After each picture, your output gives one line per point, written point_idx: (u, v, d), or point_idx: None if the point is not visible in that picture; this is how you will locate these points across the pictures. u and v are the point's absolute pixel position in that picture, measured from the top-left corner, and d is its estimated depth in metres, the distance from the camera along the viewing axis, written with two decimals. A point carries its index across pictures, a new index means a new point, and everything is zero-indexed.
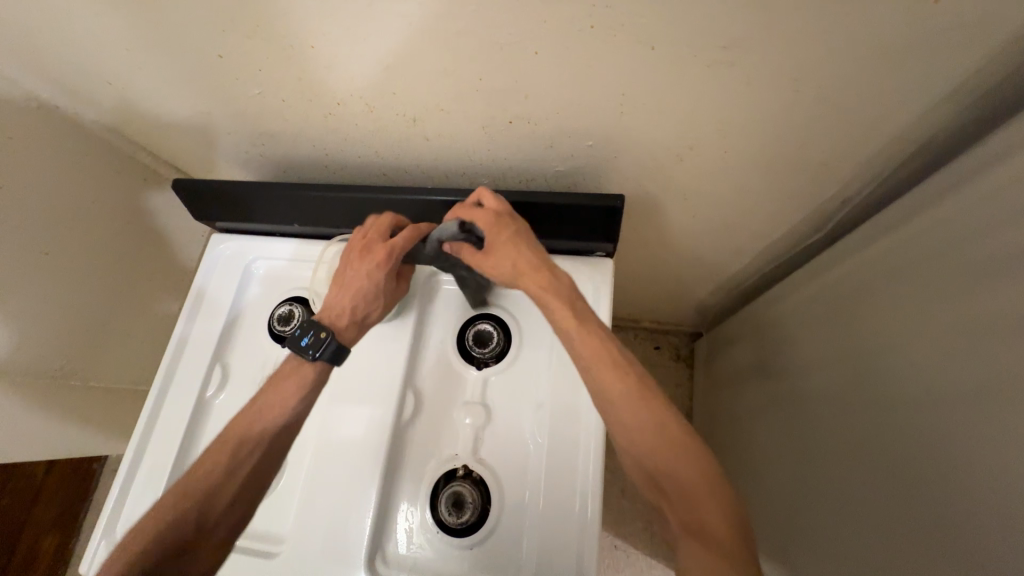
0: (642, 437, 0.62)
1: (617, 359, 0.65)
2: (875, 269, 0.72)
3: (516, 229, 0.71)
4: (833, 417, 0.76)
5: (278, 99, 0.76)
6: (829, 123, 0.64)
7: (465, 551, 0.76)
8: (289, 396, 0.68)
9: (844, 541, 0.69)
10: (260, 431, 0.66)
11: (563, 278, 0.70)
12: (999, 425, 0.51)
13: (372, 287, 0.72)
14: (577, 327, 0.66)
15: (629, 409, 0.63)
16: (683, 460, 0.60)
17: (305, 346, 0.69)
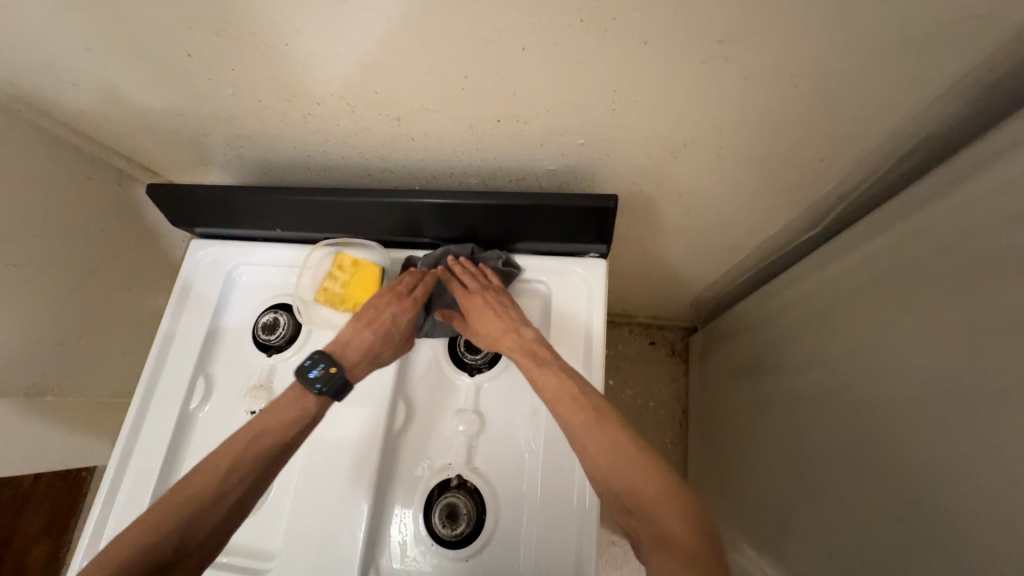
0: (605, 444, 0.51)
1: (584, 396, 0.54)
2: (868, 284, 0.60)
3: (501, 297, 0.64)
4: (825, 418, 0.66)
5: (226, 89, 0.58)
6: (831, 115, 0.51)
7: (460, 564, 0.59)
8: (286, 422, 0.57)
9: (841, 538, 0.60)
10: (230, 466, 0.54)
11: (539, 340, 0.61)
12: (997, 426, 0.42)
13: (390, 325, 0.62)
14: (538, 372, 0.57)
15: (591, 433, 0.52)
16: (660, 495, 0.47)
17: (309, 377, 0.58)
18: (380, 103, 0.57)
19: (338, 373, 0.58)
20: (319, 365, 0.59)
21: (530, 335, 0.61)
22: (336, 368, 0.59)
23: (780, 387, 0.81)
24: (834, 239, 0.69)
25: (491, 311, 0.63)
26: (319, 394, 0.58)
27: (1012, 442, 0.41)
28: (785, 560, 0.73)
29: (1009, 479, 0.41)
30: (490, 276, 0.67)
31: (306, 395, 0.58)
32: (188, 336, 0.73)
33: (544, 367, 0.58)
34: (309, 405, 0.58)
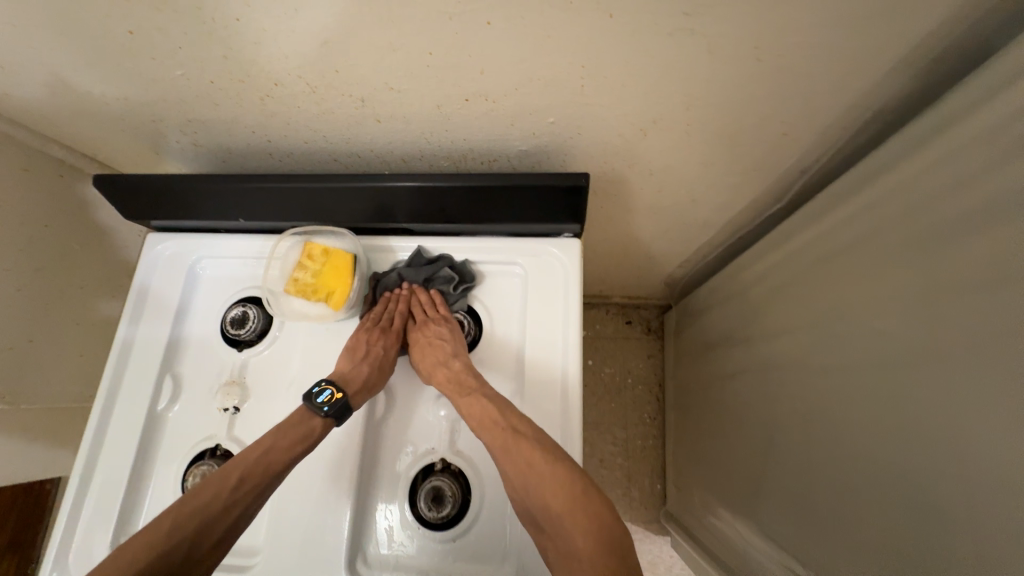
0: (517, 465, 0.54)
1: (502, 420, 0.57)
2: (830, 253, 0.63)
3: (440, 327, 0.66)
4: (796, 386, 0.70)
5: (174, 71, 0.55)
6: (794, 89, 0.52)
7: (447, 545, 0.60)
8: (296, 438, 0.58)
9: (814, 496, 0.64)
10: (239, 479, 0.54)
11: (468, 369, 0.62)
12: (948, 382, 0.45)
13: (383, 352, 0.65)
14: (461, 403, 0.59)
15: (508, 455, 0.54)
16: (564, 508, 0.50)
17: (318, 402, 0.59)
18: (342, 83, 0.54)
19: (346, 398, 0.60)
20: (326, 390, 0.60)
21: (458, 366, 0.62)
22: (342, 394, 0.60)
23: (750, 356, 0.85)
24: (797, 212, 0.72)
25: (429, 344, 0.65)
26: (326, 417, 0.59)
27: (964, 394, 0.44)
28: (760, 516, 0.78)
29: (964, 429, 0.44)
30: (438, 305, 0.68)
31: (311, 418, 0.59)
32: (152, 336, 0.70)
33: (467, 394, 0.59)
34: (314, 427, 0.59)
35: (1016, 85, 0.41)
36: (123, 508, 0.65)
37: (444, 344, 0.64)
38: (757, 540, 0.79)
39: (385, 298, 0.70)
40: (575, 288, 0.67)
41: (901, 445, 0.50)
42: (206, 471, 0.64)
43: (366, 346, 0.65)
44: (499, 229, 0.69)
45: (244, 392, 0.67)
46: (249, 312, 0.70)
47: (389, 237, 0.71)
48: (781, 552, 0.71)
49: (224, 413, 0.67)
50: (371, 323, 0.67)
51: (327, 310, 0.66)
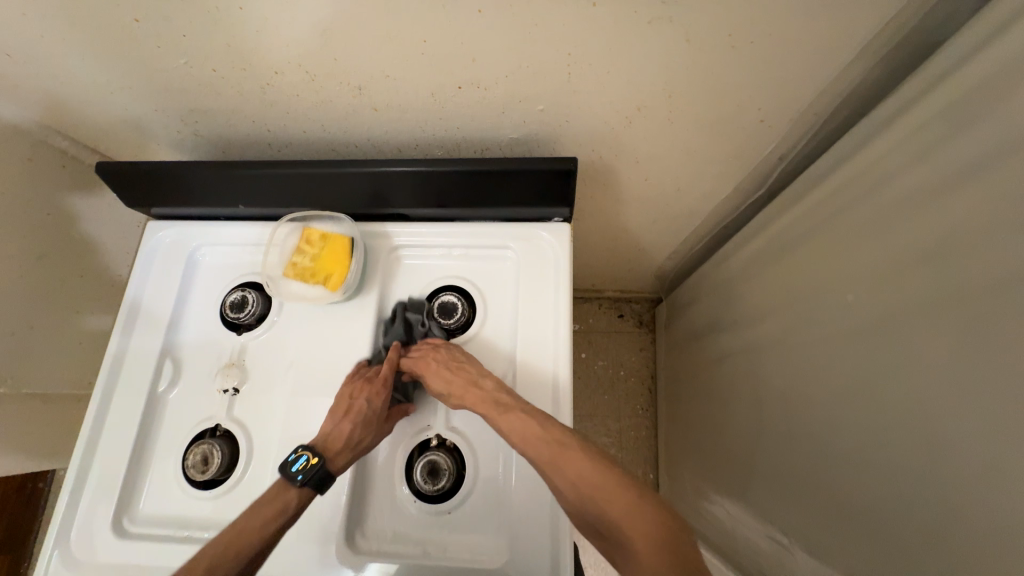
0: (564, 476, 0.51)
1: (543, 433, 0.54)
2: (805, 236, 0.66)
3: (452, 353, 0.64)
4: (779, 365, 0.73)
5: (177, 59, 0.57)
6: (769, 76, 0.56)
7: (443, 518, 0.61)
8: (268, 518, 0.54)
9: (799, 471, 0.66)
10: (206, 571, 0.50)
11: (501, 388, 0.60)
12: (913, 347, 0.48)
13: (367, 407, 0.61)
14: (500, 422, 0.56)
15: (555, 467, 0.52)
16: (620, 512, 0.46)
17: (292, 471, 0.56)
18: (340, 71, 0.57)
19: (321, 463, 0.57)
20: (302, 456, 0.57)
21: (490, 385, 0.60)
22: (317, 459, 0.57)
23: (736, 341, 0.88)
24: (775, 200, 0.75)
25: (448, 370, 0.62)
26: (300, 487, 0.56)
27: (926, 357, 0.47)
28: (748, 494, 0.80)
29: (928, 390, 0.47)
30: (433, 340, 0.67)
31: (287, 488, 0.56)
32: (152, 321, 0.72)
33: (504, 410, 0.57)
34: (290, 499, 0.56)
35: (967, 67, 0.44)
36: (124, 487, 0.66)
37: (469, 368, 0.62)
38: (745, 517, 0.81)
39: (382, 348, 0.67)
40: (565, 280, 0.69)
41: (872, 410, 0.53)
42: (206, 450, 0.65)
43: (351, 402, 0.62)
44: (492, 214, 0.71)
45: (243, 374, 0.69)
46: (247, 296, 0.71)
47: (386, 223, 0.73)
48: (768, 526, 0.73)
49: (224, 395, 0.68)
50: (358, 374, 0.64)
51: (324, 292, 0.68)
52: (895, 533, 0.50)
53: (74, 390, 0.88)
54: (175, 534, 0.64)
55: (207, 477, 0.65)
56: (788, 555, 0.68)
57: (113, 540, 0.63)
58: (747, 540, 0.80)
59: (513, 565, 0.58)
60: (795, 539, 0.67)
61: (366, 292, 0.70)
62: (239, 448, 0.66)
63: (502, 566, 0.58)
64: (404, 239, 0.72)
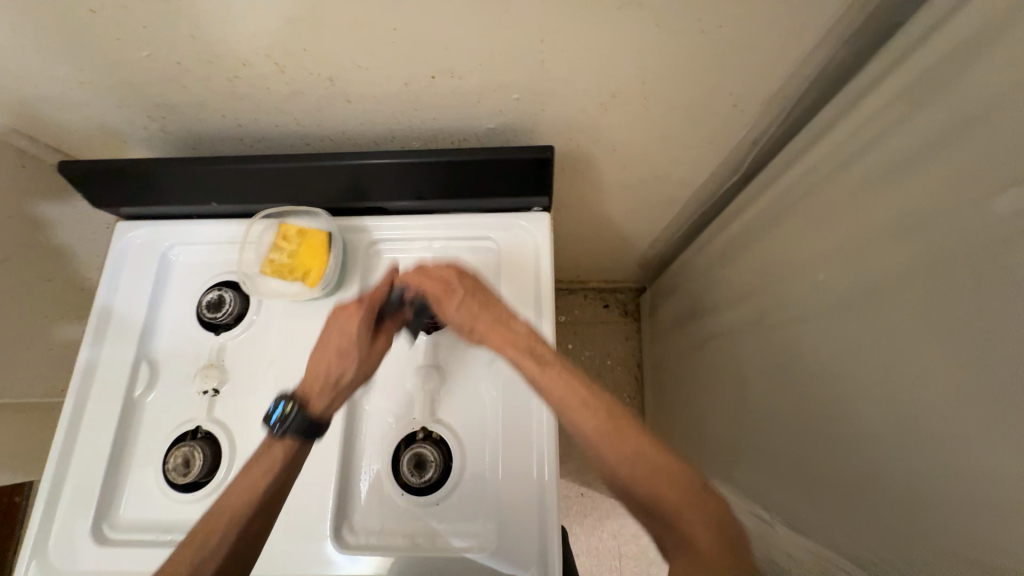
0: (621, 453, 0.50)
1: (592, 403, 0.52)
2: (778, 220, 0.68)
3: (478, 292, 0.59)
4: (758, 346, 0.74)
5: (139, 51, 0.55)
6: (737, 60, 0.57)
7: (431, 509, 0.62)
8: (257, 478, 0.55)
9: (776, 447, 0.68)
10: (205, 537, 0.52)
11: (534, 336, 0.57)
12: (879, 321, 0.50)
13: (343, 342, 0.60)
14: (540, 378, 0.54)
15: (607, 440, 0.51)
16: (687, 506, 0.48)
17: (270, 423, 0.57)
18: (311, 62, 0.56)
19: (297, 411, 0.57)
20: (281, 406, 0.58)
21: (524, 332, 0.57)
22: (292, 407, 0.57)
23: (717, 325, 0.90)
24: (750, 185, 0.76)
25: (470, 313, 0.58)
26: (283, 437, 0.57)
27: (891, 329, 0.49)
28: (732, 473, 0.83)
29: (893, 362, 0.48)
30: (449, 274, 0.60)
31: (273, 441, 0.57)
32: (125, 325, 0.70)
33: (546, 368, 0.54)
34: (277, 454, 0.57)
35: (921, 49, 0.46)
36: (103, 494, 0.64)
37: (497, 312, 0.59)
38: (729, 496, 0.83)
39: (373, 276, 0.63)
40: (547, 266, 0.69)
41: (844, 385, 0.55)
42: (187, 453, 0.64)
43: (329, 339, 0.60)
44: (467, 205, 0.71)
45: (223, 375, 0.68)
46: (224, 295, 0.70)
47: (364, 217, 0.72)
48: (750, 502, 0.76)
49: (204, 396, 0.67)
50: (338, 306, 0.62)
51: (303, 288, 0.67)
52: (867, 500, 0.52)
53: (46, 398, 0.85)
54: (158, 539, 0.62)
55: (189, 479, 0.64)
56: (769, 529, 0.70)
57: (93, 547, 0.62)
58: None
59: (501, 552, 0.59)
60: (775, 513, 0.69)
61: (346, 286, 0.69)
62: (221, 450, 0.65)
63: (491, 554, 0.59)
64: (383, 232, 0.71)
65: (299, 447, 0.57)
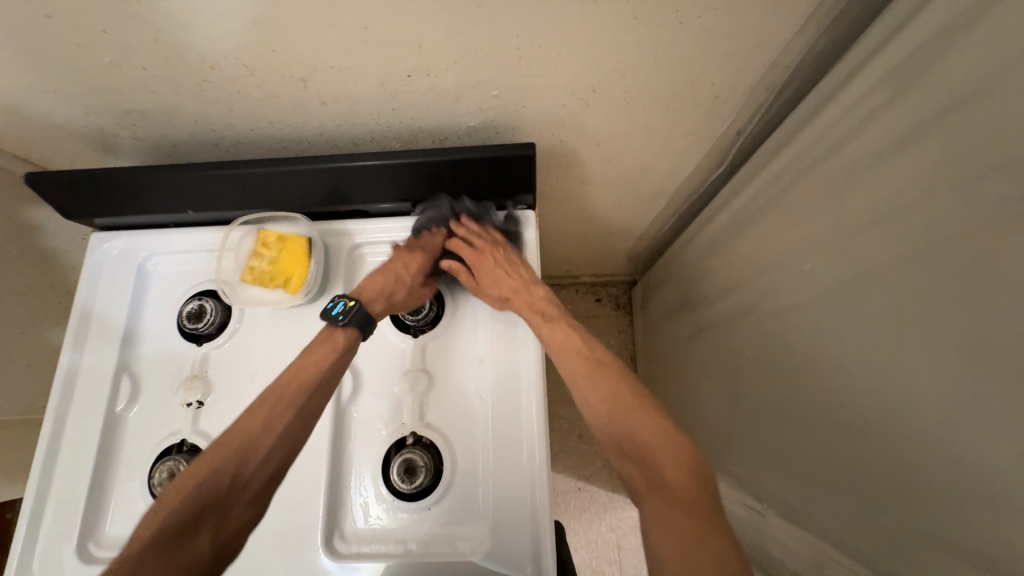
0: (607, 399, 0.59)
1: (586, 351, 0.63)
2: (763, 211, 0.68)
3: (512, 257, 0.69)
4: (747, 337, 0.75)
5: (101, 57, 0.53)
6: (717, 50, 0.56)
7: (423, 513, 0.61)
8: (314, 363, 0.59)
9: (768, 438, 0.69)
10: (271, 403, 0.57)
11: (549, 300, 0.67)
12: (865, 312, 0.50)
13: (401, 268, 0.68)
14: (548, 331, 0.64)
15: (595, 383, 0.60)
16: (655, 443, 0.54)
17: (333, 314, 0.62)
18: (283, 64, 0.54)
19: (359, 306, 0.62)
20: (341, 303, 0.62)
21: (539, 294, 0.67)
22: (354, 302, 0.62)
23: (706, 317, 0.90)
24: (735, 176, 0.76)
25: (502, 271, 0.67)
26: (344, 327, 0.61)
27: (877, 320, 0.49)
28: (723, 463, 0.84)
29: (879, 353, 0.48)
30: (496, 235, 0.71)
31: (334, 332, 0.61)
32: (104, 338, 0.68)
33: (554, 323, 0.64)
34: (336, 341, 0.61)
35: (900, 35, 0.45)
36: (87, 512, 0.63)
37: (521, 274, 0.68)
38: (722, 486, 0.84)
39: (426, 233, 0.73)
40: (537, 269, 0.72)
41: (832, 376, 0.55)
42: (172, 467, 0.63)
43: (390, 265, 0.68)
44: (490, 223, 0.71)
45: (207, 386, 0.67)
46: (205, 305, 0.69)
47: (346, 220, 0.71)
48: (742, 491, 0.76)
49: (188, 409, 0.66)
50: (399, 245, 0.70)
51: (285, 295, 0.66)
52: (859, 489, 0.52)
53: (27, 415, 0.84)
54: None
55: None
56: (761, 518, 0.70)
57: (79, 567, 0.61)
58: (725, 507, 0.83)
59: (493, 555, 0.58)
60: (767, 503, 0.69)
61: (330, 292, 0.68)
62: None
63: (483, 558, 0.58)
64: (366, 235, 0.70)
65: (352, 343, 0.62)
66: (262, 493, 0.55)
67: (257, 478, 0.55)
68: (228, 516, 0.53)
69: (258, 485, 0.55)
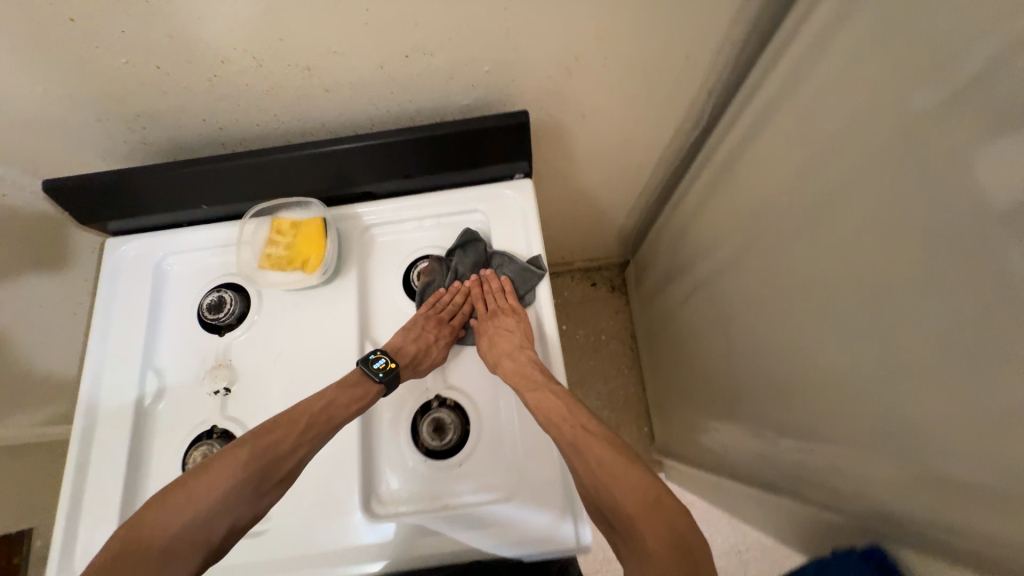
0: (586, 463, 0.56)
1: (572, 418, 0.59)
2: (738, 161, 0.74)
3: (506, 318, 0.69)
4: (737, 284, 0.80)
5: (117, 59, 0.56)
6: (683, 12, 0.62)
7: (454, 471, 0.63)
8: (348, 399, 0.62)
9: (767, 372, 0.73)
10: (305, 425, 0.60)
11: (534, 363, 0.65)
12: (832, 232, 0.55)
13: (434, 337, 0.68)
14: (529, 397, 0.61)
15: (578, 451, 0.57)
16: (637, 514, 0.51)
17: (372, 365, 0.64)
18: (288, 53, 0.58)
19: (397, 368, 0.64)
20: (381, 359, 0.64)
21: (525, 359, 0.65)
22: (394, 364, 0.64)
23: (698, 276, 0.96)
24: (709, 137, 0.82)
25: (497, 334, 0.68)
26: (379, 383, 0.63)
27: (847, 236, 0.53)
28: (730, 411, 0.87)
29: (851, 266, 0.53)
30: (510, 292, 0.70)
31: (367, 383, 0.63)
32: (127, 337, 0.70)
33: (533, 388, 0.62)
34: (367, 391, 0.63)
35: None
36: (123, 502, 0.64)
37: (514, 337, 0.67)
38: (730, 433, 0.87)
39: (458, 289, 0.73)
40: (549, 318, 0.71)
41: (816, 298, 0.60)
42: (206, 451, 0.65)
43: (427, 328, 0.68)
44: (506, 270, 0.71)
45: (233, 373, 0.69)
46: (224, 297, 0.71)
47: (354, 204, 0.74)
48: (751, 433, 0.79)
49: (215, 396, 0.68)
50: (435, 305, 0.71)
51: (303, 276, 0.68)
52: (844, 397, 0.56)
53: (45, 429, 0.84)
54: None
55: None
56: (771, 452, 0.74)
57: None
58: (736, 453, 0.86)
59: (523, 498, 0.61)
60: (772, 436, 0.73)
61: (345, 274, 0.71)
62: None
63: (518, 501, 0.60)
64: (373, 216, 0.74)
65: (363, 396, 0.62)
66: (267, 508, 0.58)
67: (271, 497, 0.57)
68: (235, 527, 0.55)
69: (269, 502, 0.58)
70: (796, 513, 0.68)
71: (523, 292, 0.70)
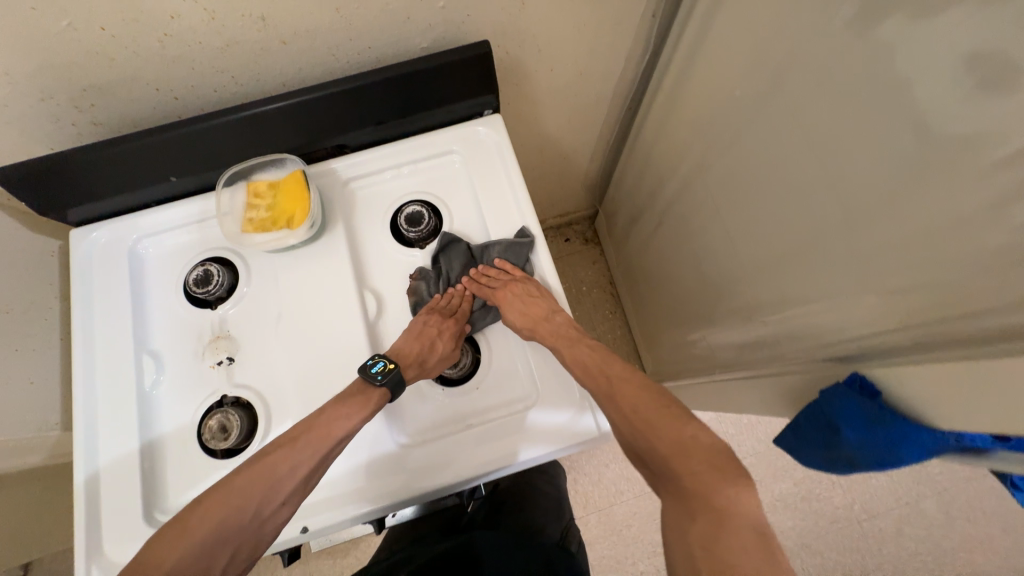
0: (620, 410, 0.58)
1: (603, 368, 0.62)
2: (687, 76, 0.78)
3: (528, 285, 0.70)
4: (700, 195, 0.86)
5: (58, 22, 0.54)
6: None
7: (472, 393, 0.66)
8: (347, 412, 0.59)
9: (738, 267, 0.80)
10: (304, 441, 0.58)
11: (569, 323, 0.67)
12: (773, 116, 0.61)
13: (434, 335, 0.67)
14: (568, 354, 0.64)
15: (612, 399, 0.59)
16: (670, 453, 0.51)
17: (372, 372, 0.61)
18: (238, 2, 0.57)
19: (399, 368, 0.62)
20: (380, 361, 0.62)
21: (561, 320, 0.67)
22: (394, 364, 0.62)
23: (664, 201, 1.01)
24: (658, 61, 0.86)
25: (523, 301, 0.68)
26: (381, 387, 0.61)
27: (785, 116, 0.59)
28: (710, 317, 0.94)
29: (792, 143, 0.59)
30: (511, 270, 0.72)
31: (368, 389, 0.61)
32: (114, 323, 0.68)
33: (571, 344, 0.65)
34: (373, 398, 0.61)
35: None
36: (143, 489, 0.63)
37: (540, 301, 0.69)
38: (714, 337, 0.95)
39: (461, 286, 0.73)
40: (555, 281, 0.73)
41: (765, 182, 0.67)
42: (222, 419, 0.64)
43: (430, 329, 0.67)
44: (495, 251, 0.71)
45: (233, 343, 0.68)
46: (211, 270, 0.69)
47: (329, 161, 0.75)
48: (732, 328, 0.87)
49: (219, 367, 0.67)
50: (433, 307, 0.70)
51: (287, 231, 0.67)
52: (804, 264, 0.63)
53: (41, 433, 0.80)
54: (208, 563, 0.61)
55: (229, 444, 0.64)
56: (750, 339, 0.81)
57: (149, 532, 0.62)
58: (720, 354, 0.94)
59: (546, 401, 0.65)
60: (750, 325, 0.80)
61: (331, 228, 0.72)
62: (256, 412, 0.66)
63: (538, 405, 0.65)
64: (350, 171, 0.75)
65: (370, 407, 0.60)
66: (270, 536, 0.56)
67: (274, 522, 0.55)
68: (234, 561, 0.53)
69: (271, 530, 0.55)
70: (775, 384, 0.76)
71: (522, 264, 0.73)
